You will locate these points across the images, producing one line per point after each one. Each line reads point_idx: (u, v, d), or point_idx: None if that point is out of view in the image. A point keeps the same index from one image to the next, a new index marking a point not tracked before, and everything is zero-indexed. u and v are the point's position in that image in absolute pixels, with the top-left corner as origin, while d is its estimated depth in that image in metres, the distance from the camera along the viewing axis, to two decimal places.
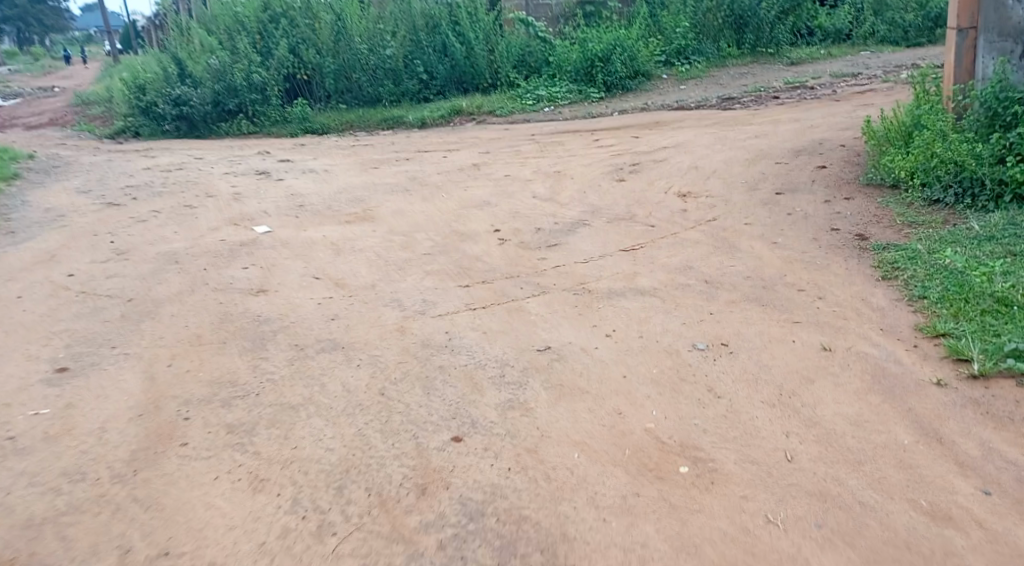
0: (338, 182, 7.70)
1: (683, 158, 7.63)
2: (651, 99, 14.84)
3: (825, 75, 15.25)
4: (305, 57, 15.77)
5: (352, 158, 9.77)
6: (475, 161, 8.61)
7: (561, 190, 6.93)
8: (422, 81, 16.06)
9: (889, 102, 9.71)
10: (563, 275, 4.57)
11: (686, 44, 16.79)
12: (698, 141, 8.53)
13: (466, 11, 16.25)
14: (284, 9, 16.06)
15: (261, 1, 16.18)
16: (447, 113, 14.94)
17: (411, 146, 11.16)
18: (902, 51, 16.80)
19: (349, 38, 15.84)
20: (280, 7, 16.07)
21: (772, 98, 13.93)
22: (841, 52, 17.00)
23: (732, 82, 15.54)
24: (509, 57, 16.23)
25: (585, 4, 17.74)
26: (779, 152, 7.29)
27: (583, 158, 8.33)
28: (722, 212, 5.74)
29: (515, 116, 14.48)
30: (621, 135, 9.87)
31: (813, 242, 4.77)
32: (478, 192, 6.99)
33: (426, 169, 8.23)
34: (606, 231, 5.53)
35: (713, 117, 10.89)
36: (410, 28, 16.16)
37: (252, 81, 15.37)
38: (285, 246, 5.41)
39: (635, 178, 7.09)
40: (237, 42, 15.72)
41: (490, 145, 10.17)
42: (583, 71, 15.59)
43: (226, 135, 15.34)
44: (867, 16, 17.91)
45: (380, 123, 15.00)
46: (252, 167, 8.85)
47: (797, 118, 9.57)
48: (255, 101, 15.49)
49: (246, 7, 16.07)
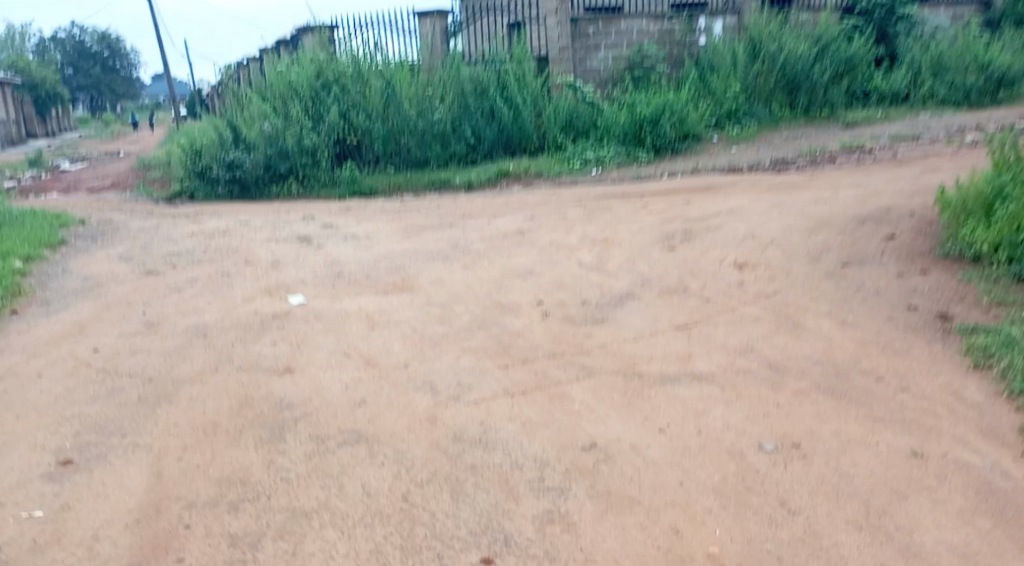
0: (380, 248, 7.56)
1: (737, 226, 7.29)
2: (701, 161, 14.60)
3: (883, 137, 14.79)
4: (355, 122, 15.90)
5: (396, 223, 9.67)
6: (520, 226, 8.41)
7: (609, 258, 6.64)
8: (469, 144, 16.21)
9: (957, 166, 9.24)
10: (610, 355, 4.21)
11: (736, 106, 16.64)
12: (753, 207, 8.18)
13: (513, 75, 16.33)
14: (336, 76, 16.13)
15: (314, 66, 16.17)
16: (494, 175, 14.92)
17: (456, 210, 11.07)
18: (963, 113, 16.27)
19: (398, 104, 15.96)
20: (331, 73, 16.12)
21: (828, 161, 13.52)
22: (899, 114, 16.56)
23: (784, 144, 15.25)
24: (556, 120, 16.27)
25: (635, 67, 17.73)
26: (841, 220, 6.89)
27: (631, 224, 8.05)
28: (782, 285, 5.35)
29: (562, 179, 14.36)
30: (671, 199, 9.58)
31: (888, 321, 4.34)
32: (522, 261, 6.74)
33: (469, 235, 8.05)
34: (656, 304, 5.19)
35: (767, 181, 10.55)
36: (458, 92, 16.18)
37: (302, 145, 15.53)
38: (319, 319, 5.21)
39: (686, 247, 6.77)
40: (290, 108, 15.81)
41: (536, 209, 9.97)
42: (631, 133, 15.42)
43: (276, 198, 15.55)
44: (926, 77, 17.47)
45: (426, 186, 15.05)
46: (295, 232, 8.80)
47: (857, 182, 9.15)
48: (305, 165, 15.71)
49: (300, 74, 16.09)
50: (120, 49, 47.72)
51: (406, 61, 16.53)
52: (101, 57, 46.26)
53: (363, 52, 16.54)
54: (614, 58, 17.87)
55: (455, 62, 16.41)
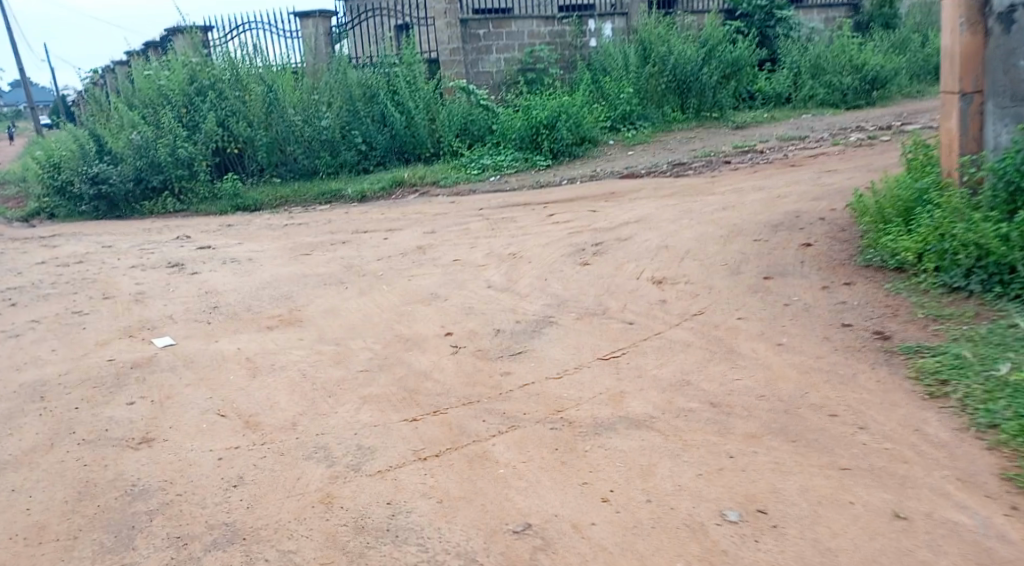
0: (264, 274, 6.75)
1: (648, 236, 6.98)
2: (600, 166, 14.43)
3: (772, 139, 15.13)
4: (236, 130, 14.79)
5: (282, 241, 8.82)
6: (419, 242, 7.79)
7: (518, 276, 6.15)
8: (360, 151, 15.40)
9: (850, 168, 9.40)
10: (534, 399, 3.69)
11: (630, 109, 16.62)
12: (662, 215, 7.91)
13: (404, 79, 15.53)
14: (212, 81, 15.08)
15: (187, 71, 15.10)
16: (388, 184, 14.19)
17: (348, 224, 10.27)
18: (843, 113, 16.94)
19: (281, 110, 14.88)
20: (207, 78, 15.07)
21: (723, 163, 13.64)
22: (784, 115, 17.07)
23: (679, 147, 15.30)
24: (452, 126, 15.63)
25: (528, 69, 17.44)
26: (753, 228, 6.70)
27: (538, 236, 7.60)
28: (707, 302, 5.01)
29: (460, 187, 13.85)
30: (576, 207, 9.21)
31: (826, 344, 4.05)
32: (425, 282, 6.14)
33: (365, 254, 7.36)
34: (576, 330, 4.72)
35: (669, 185, 10.42)
36: (346, 98, 15.39)
37: (177, 156, 14.24)
38: (188, 366, 4.40)
39: (601, 260, 6.37)
40: (161, 116, 14.58)
41: (435, 221, 9.37)
42: (528, 138, 15.07)
43: (149, 215, 14.24)
44: (806, 81, 18.02)
45: (316, 198, 14.15)
46: (165, 257, 7.81)
47: (759, 186, 9.08)
48: (181, 177, 14.42)
49: (171, 80, 14.98)
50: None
51: (288, 65, 15.57)
52: None
53: (239, 53, 15.42)
54: (507, 60, 17.37)
55: (342, 67, 15.44)
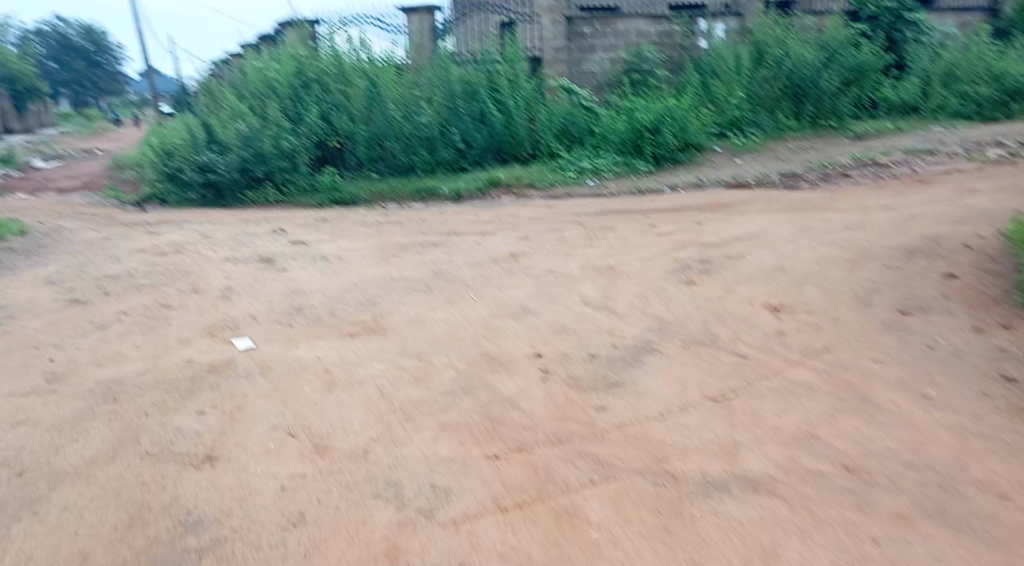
0: (352, 274, 6.55)
1: (762, 255, 6.35)
2: (705, 174, 13.69)
3: (897, 151, 13.97)
4: (338, 124, 15.00)
5: (374, 240, 8.66)
6: (511, 249, 7.44)
7: (616, 294, 5.68)
8: (458, 149, 15.23)
9: (994, 188, 8.40)
10: (632, 444, 3.23)
11: (741, 114, 15.82)
12: (776, 232, 7.24)
13: (506, 78, 15.31)
14: (318, 75, 15.25)
15: (294, 64, 15.32)
16: (484, 183, 14.00)
17: (441, 226, 10.05)
18: (978, 126, 15.50)
19: (383, 105, 14.96)
20: (315, 72, 15.25)
21: (841, 176, 12.68)
22: (910, 126, 15.77)
23: (791, 157, 14.34)
24: (551, 126, 15.30)
25: (633, 71, 16.74)
26: (884, 253, 5.97)
27: (639, 249, 7.10)
28: (834, 338, 4.40)
29: (557, 190, 13.49)
30: (679, 219, 8.63)
31: (985, 400, 3.40)
32: (516, 295, 5.77)
33: (455, 260, 7.06)
34: (682, 361, 4.22)
35: (783, 198, 9.67)
36: (447, 95, 15.21)
37: (281, 147, 14.48)
38: (264, 373, 4.18)
39: (709, 280, 5.82)
40: (268, 108, 14.86)
41: (529, 226, 9.00)
42: (630, 141, 14.55)
43: (251, 205, 14.56)
44: (937, 90, 16.65)
45: (412, 194, 14.11)
46: (258, 251, 7.77)
47: (887, 204, 8.23)
48: (284, 169, 14.69)
49: (280, 72, 15.30)
50: (107, 44, 46.24)
51: (393, 59, 15.62)
52: (86, 51, 44.72)
53: (346, 48, 15.52)
54: (611, 60, 16.84)
55: (445, 62, 15.39)
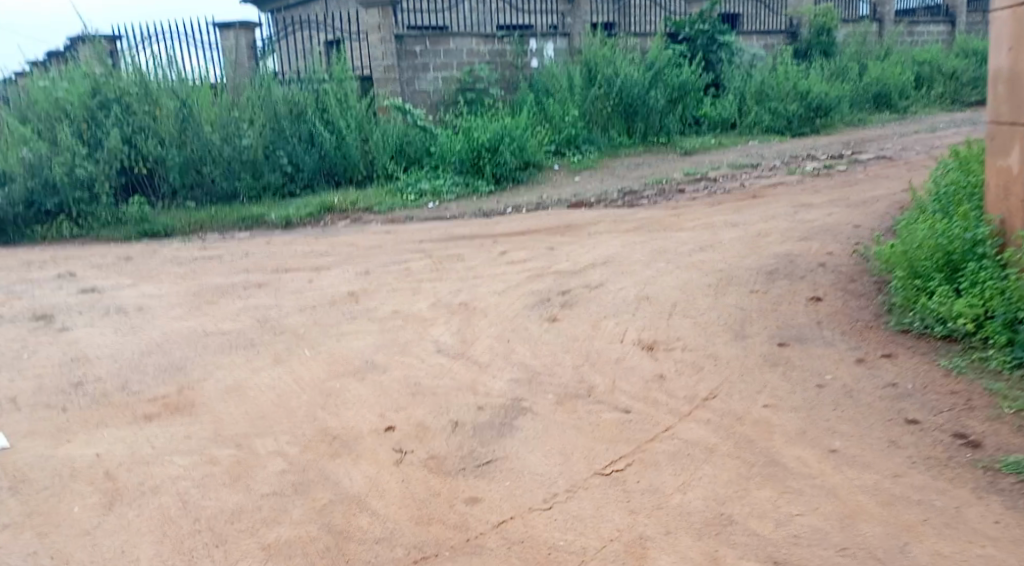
0: (155, 331, 5.41)
1: (623, 283, 5.96)
2: (547, 193, 13.44)
3: (724, 166, 14.51)
4: (144, 148, 13.15)
5: (186, 283, 7.43)
6: (349, 287, 6.57)
7: (474, 337, 5.01)
8: (286, 172, 14.04)
9: (822, 201, 8.68)
10: (517, 553, 2.55)
11: (576, 132, 15.76)
12: (632, 255, 6.92)
13: (334, 96, 14.38)
14: (118, 94, 13.17)
15: (88, 82, 13.08)
16: (316, 209, 12.89)
17: (267, 260, 8.92)
18: (790, 141, 16.56)
19: (196, 127, 13.45)
20: (113, 91, 13.13)
21: (677, 191, 12.90)
22: (732, 141, 16.56)
23: (627, 173, 14.54)
24: (386, 147, 14.49)
25: (466, 90, 16.35)
26: (744, 275, 5.77)
27: (492, 280, 6.50)
28: (719, 380, 4.00)
29: (395, 214, 12.67)
30: (529, 243, 8.14)
31: (896, 451, 3.08)
32: (358, 346, 4.94)
33: (283, 304, 6.08)
34: (561, 424, 3.61)
35: (629, 217, 9.50)
36: (271, 115, 13.97)
37: (75, 176, 12.50)
38: (15, 490, 3.09)
39: (573, 315, 5.32)
40: (56, 131, 12.71)
41: (368, 257, 8.15)
42: (469, 161, 13.97)
43: (42, 242, 12.56)
44: (751, 107, 17.64)
45: (236, 223, 12.73)
46: (31, 305, 6.33)
47: (731, 221, 8.22)
48: (80, 200, 12.72)
49: (68, 91, 12.96)
50: None
51: (206, 79, 14.07)
52: None
53: (150, 65, 13.73)
54: (444, 79, 16.29)
55: (265, 82, 14.09)
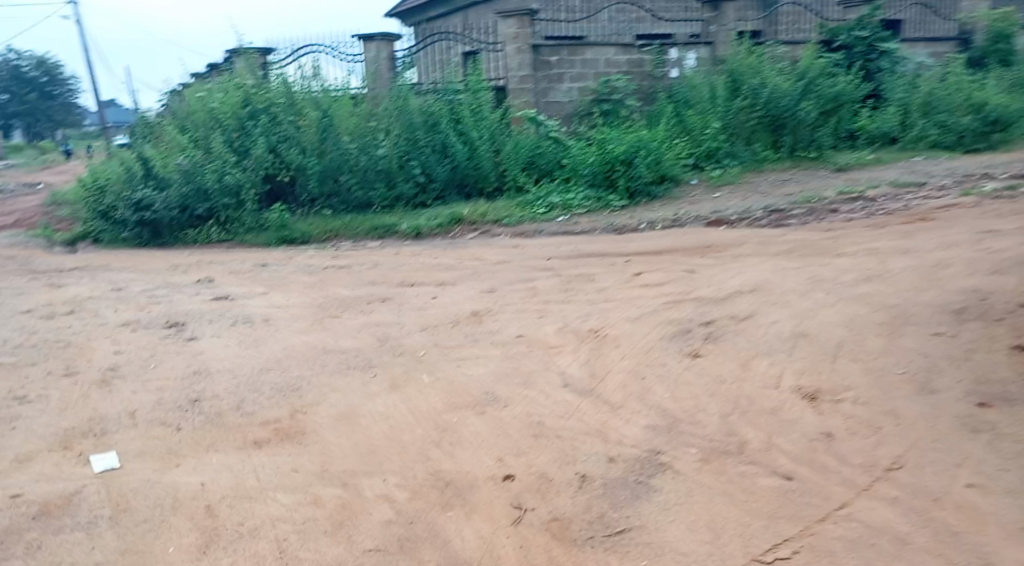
0: (277, 345, 5.33)
1: (774, 316, 5.29)
2: (683, 209, 12.76)
3: (883, 184, 13.24)
4: (287, 157, 13.69)
5: (315, 294, 7.44)
6: (474, 306, 6.27)
7: (604, 371, 4.54)
8: (419, 183, 14.06)
9: (1013, 228, 7.53)
10: None
11: (716, 146, 15.03)
12: (784, 283, 6.19)
13: (468, 107, 14.28)
14: (266, 105, 14.04)
15: (240, 93, 14.10)
16: (446, 220, 12.83)
17: (394, 272, 8.84)
18: (961, 158, 14.90)
19: (335, 138, 13.82)
20: (261, 102, 14.02)
21: (829, 211, 11.83)
22: (891, 157, 15.17)
23: (772, 190, 13.52)
24: (517, 158, 14.24)
25: (603, 101, 15.89)
26: (924, 312, 4.95)
27: (625, 305, 6.00)
28: (903, 445, 3.28)
29: (524, 227, 12.40)
30: (665, 265, 7.57)
31: None
32: (479, 374, 4.60)
33: (406, 322, 5.86)
34: (707, 489, 3.04)
35: (777, 240, 8.70)
36: (406, 125, 14.12)
37: (224, 183, 13.17)
38: (115, 521, 2.92)
39: (716, 350, 4.73)
40: (211, 141, 13.69)
41: (495, 275, 7.87)
42: (602, 174, 13.58)
43: (193, 246, 13.20)
44: (917, 119, 16.09)
45: (368, 233, 12.88)
46: (169, 311, 6.50)
47: (901, 247, 7.26)
48: (228, 206, 13.34)
49: (224, 102, 14.10)
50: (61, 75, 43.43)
51: (348, 89, 14.50)
52: (39, 82, 41.90)
53: (297, 76, 14.38)
54: (580, 89, 15.89)
55: (402, 92, 14.31)
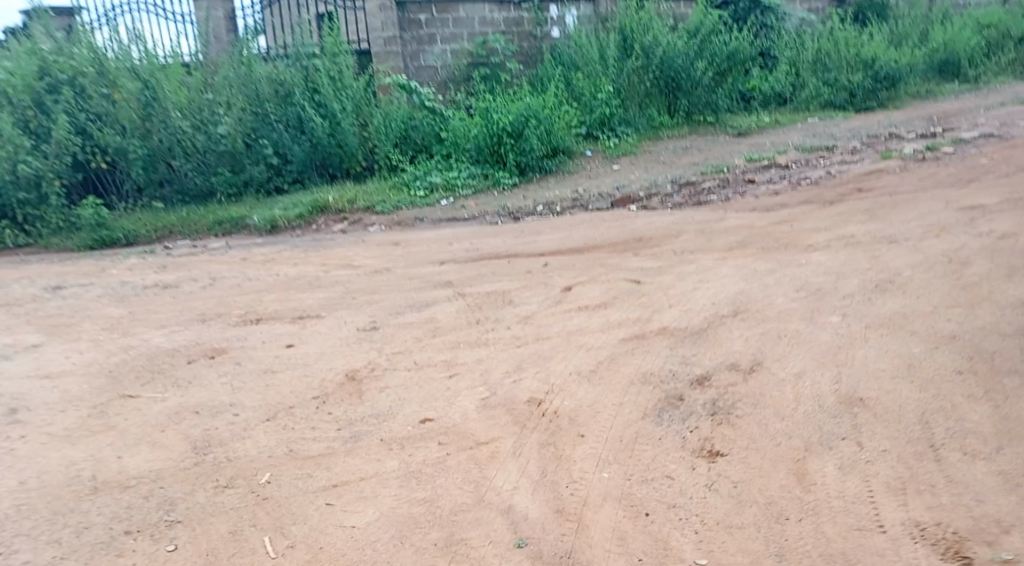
0: (10, 480, 3.09)
1: (796, 363, 3.65)
2: (581, 185, 11.15)
3: (792, 149, 12.21)
4: (100, 139, 10.79)
5: (116, 342, 5.16)
6: (349, 362, 4.32)
7: (579, 504, 2.72)
8: (271, 165, 11.64)
9: (991, 205, 6.43)
10: None
11: (610, 111, 13.46)
12: (773, 298, 4.63)
13: (327, 74, 11.82)
14: (70, 74, 10.82)
15: (35, 61, 10.73)
16: (306, 210, 10.52)
17: (236, 294, 6.63)
18: (858, 117, 14.20)
19: (163, 113, 10.99)
20: (64, 70, 10.79)
21: (746, 182, 10.62)
22: (789, 118, 14.29)
23: (675, 160, 12.14)
24: (387, 132, 12.03)
25: (480, 64, 13.92)
26: (1006, 349, 3.50)
27: (567, 350, 4.26)
28: None
29: (403, 214, 10.37)
30: (596, 272, 5.92)
31: None
32: (369, 529, 2.65)
33: (243, 403, 3.80)
34: None
35: (714, 225, 7.29)
36: (249, 98, 11.56)
37: (19, 175, 10.09)
38: None
39: (745, 443, 3.00)
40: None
41: (375, 295, 5.93)
42: (487, 148, 11.68)
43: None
44: (808, 77, 15.30)
45: (211, 227, 10.40)
46: None
47: (879, 233, 5.97)
48: (27, 202, 10.32)
49: (10, 69, 10.54)
50: None
51: (178, 55, 11.53)
52: None
53: (107, 41, 11.10)
54: (454, 52, 13.78)
55: (245, 56, 11.69)
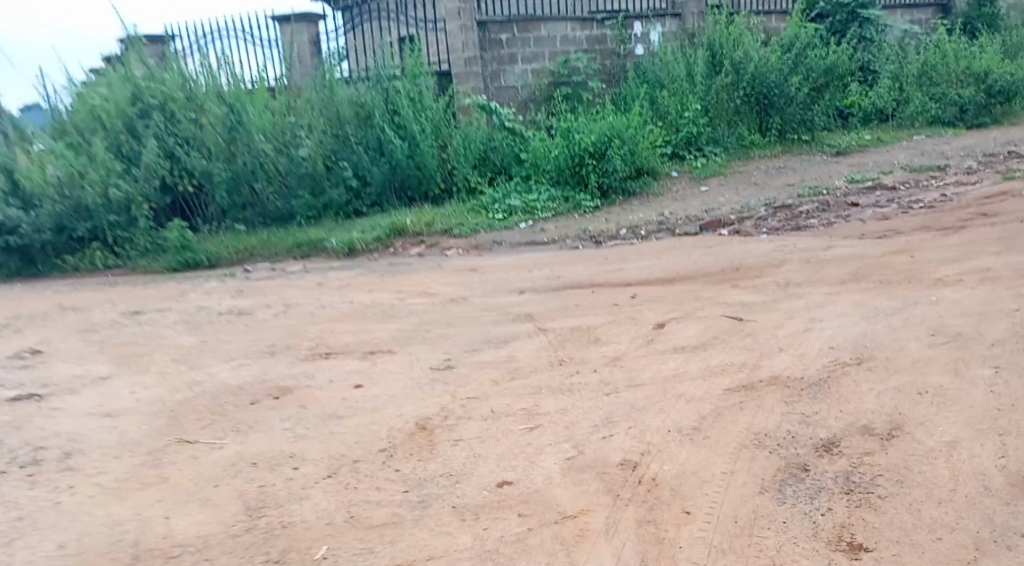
0: (51, 542, 2.86)
1: (947, 428, 3.03)
2: (667, 207, 10.56)
3: (898, 169, 11.29)
4: (188, 163, 10.85)
5: (185, 375, 4.98)
6: (421, 408, 3.94)
7: None
8: (351, 187, 11.55)
9: None
10: None
11: (696, 131, 12.85)
12: (903, 344, 4.01)
13: (407, 95, 11.74)
14: (162, 100, 10.87)
15: (129, 88, 10.80)
16: (384, 232, 10.37)
17: (309, 323, 6.40)
18: (970, 134, 13.08)
19: (247, 137, 11.07)
20: (155, 95, 10.87)
21: (849, 204, 9.81)
22: (892, 135, 13.35)
23: (767, 181, 11.41)
24: (467, 155, 11.79)
25: (562, 83, 13.64)
26: None
27: (665, 401, 3.77)
28: None
29: (481, 238, 10.04)
30: (690, 307, 5.40)
31: None
32: None
33: (305, 456, 3.48)
34: None
35: (818, 254, 6.63)
36: (330, 120, 11.56)
37: (110, 198, 10.33)
38: None
39: (896, 535, 2.42)
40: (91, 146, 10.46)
41: (452, 328, 5.60)
42: (568, 169, 11.26)
43: (75, 275, 10.42)
44: (913, 92, 14.21)
45: (291, 249, 10.34)
46: None
47: (1020, 267, 5.22)
48: (117, 224, 10.52)
49: (106, 97, 10.69)
50: None
51: (263, 80, 11.63)
52: None
53: (197, 67, 11.30)
54: (535, 72, 13.50)
55: (327, 79, 11.67)
